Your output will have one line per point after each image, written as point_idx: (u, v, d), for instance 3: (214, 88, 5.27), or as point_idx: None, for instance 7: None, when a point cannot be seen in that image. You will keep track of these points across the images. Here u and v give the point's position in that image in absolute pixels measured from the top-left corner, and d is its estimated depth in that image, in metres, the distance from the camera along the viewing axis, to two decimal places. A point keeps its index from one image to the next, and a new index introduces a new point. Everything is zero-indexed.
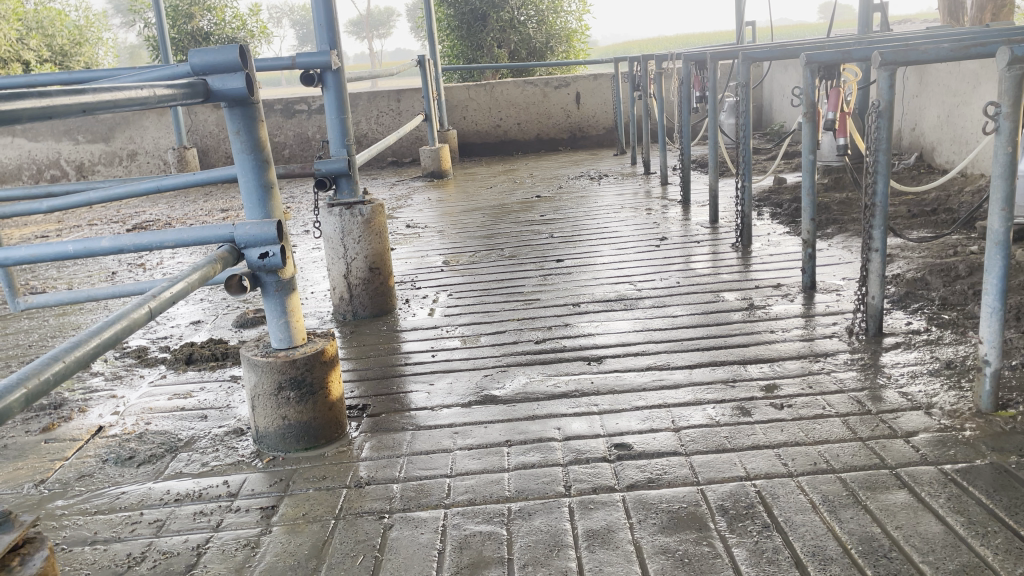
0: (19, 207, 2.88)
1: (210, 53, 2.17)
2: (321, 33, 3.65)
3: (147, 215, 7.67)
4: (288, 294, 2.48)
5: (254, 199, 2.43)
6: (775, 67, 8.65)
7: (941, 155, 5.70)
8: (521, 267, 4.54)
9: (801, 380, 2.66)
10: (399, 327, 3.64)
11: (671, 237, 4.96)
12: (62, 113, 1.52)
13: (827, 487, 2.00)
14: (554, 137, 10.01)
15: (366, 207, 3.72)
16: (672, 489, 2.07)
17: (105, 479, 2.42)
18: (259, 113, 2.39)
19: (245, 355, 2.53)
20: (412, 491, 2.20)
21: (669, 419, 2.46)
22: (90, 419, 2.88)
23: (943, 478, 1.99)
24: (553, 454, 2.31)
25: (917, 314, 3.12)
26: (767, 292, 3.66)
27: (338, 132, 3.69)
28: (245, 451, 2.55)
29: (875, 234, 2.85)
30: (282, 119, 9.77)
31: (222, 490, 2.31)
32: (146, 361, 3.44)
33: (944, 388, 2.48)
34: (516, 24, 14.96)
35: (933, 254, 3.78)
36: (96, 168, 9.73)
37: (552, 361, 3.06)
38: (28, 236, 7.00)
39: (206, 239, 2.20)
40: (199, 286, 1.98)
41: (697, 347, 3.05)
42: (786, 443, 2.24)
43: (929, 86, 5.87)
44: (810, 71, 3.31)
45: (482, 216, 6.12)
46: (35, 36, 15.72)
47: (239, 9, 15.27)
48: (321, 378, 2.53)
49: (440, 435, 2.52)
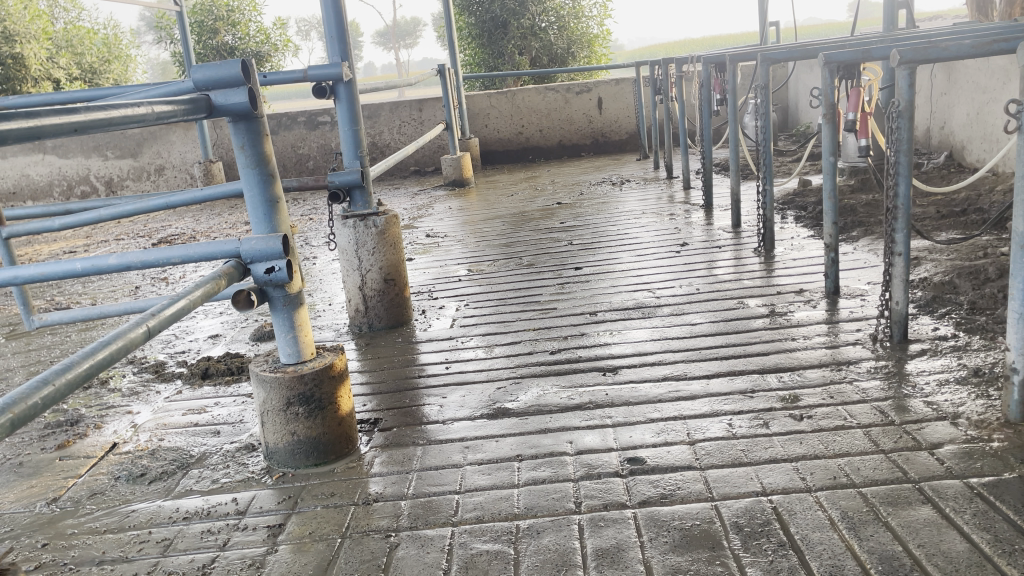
0: (33, 225, 2.90)
1: (211, 68, 2.15)
2: (331, 45, 3.64)
3: (173, 229, 7.75)
4: (296, 310, 2.46)
5: (261, 213, 2.41)
6: (800, 67, 8.51)
7: (972, 154, 5.55)
8: (539, 276, 4.49)
9: (822, 391, 2.58)
10: (415, 339, 3.61)
11: (692, 242, 4.88)
12: (52, 133, 1.50)
13: (846, 503, 1.93)
14: (577, 143, 9.95)
15: (380, 218, 3.70)
16: (685, 505, 2.01)
17: (116, 497, 2.41)
18: (264, 128, 2.37)
19: (254, 370, 2.51)
20: (420, 508, 2.16)
21: (684, 432, 2.40)
22: (105, 435, 2.89)
23: (969, 492, 1.91)
24: (565, 469, 2.26)
25: (945, 319, 3.02)
26: (789, 298, 3.57)
27: (351, 143, 3.68)
28: (256, 468, 2.53)
29: (898, 237, 2.76)
30: (306, 130, 9.84)
31: (231, 508, 2.29)
32: (163, 376, 3.45)
33: (971, 397, 2.39)
34: (536, 30, 14.96)
35: (962, 256, 3.66)
36: (125, 183, 9.87)
37: (568, 372, 3.01)
38: (57, 251, 7.11)
39: (212, 255, 2.18)
40: (202, 303, 1.96)
41: (716, 356, 2.98)
42: (805, 456, 2.17)
43: (958, 83, 5.72)
44: (828, 71, 3.22)
45: (502, 224, 6.09)
46: (64, 55, 16.05)
47: (263, 23, 15.44)
48: (330, 393, 2.50)
49: (450, 450, 2.48)
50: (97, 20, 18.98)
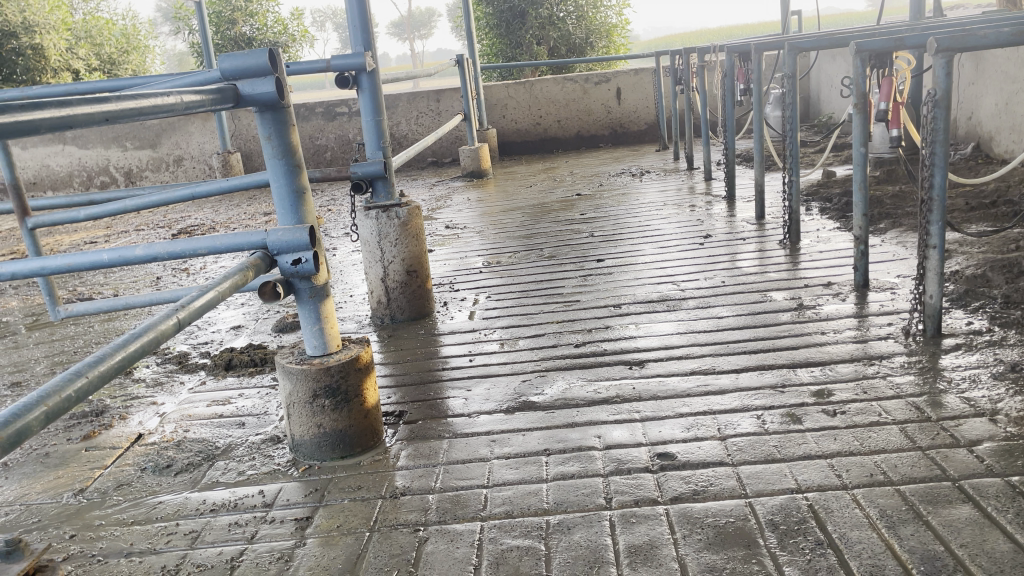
0: (59, 216, 2.89)
1: (239, 57, 2.13)
2: (355, 36, 3.62)
3: (192, 220, 7.77)
4: (322, 301, 2.44)
5: (287, 204, 2.39)
6: (823, 57, 8.40)
7: (1001, 144, 5.46)
8: (561, 267, 4.46)
9: (854, 385, 2.54)
10: (437, 331, 3.59)
11: (716, 234, 4.82)
12: (83, 122, 1.48)
13: (884, 501, 1.89)
14: (595, 133, 9.89)
15: (402, 210, 3.68)
16: (718, 502, 1.98)
17: (143, 489, 2.41)
18: (290, 118, 2.35)
19: (279, 362, 2.50)
20: (449, 502, 2.14)
21: (715, 427, 2.36)
22: (131, 426, 2.89)
23: (1011, 491, 1.86)
24: (594, 464, 2.24)
25: (979, 313, 2.96)
26: (817, 291, 3.52)
27: (373, 134, 3.66)
28: (281, 460, 2.52)
29: (932, 229, 2.71)
30: (324, 121, 9.83)
31: (258, 500, 2.28)
32: (187, 367, 3.45)
33: (1009, 393, 2.34)
34: (555, 20, 14.86)
35: (994, 250, 3.60)
36: (144, 174, 9.90)
37: (593, 365, 2.98)
38: (78, 241, 7.14)
39: (239, 246, 2.16)
40: (230, 294, 1.95)
41: (744, 350, 2.94)
42: (840, 453, 2.13)
43: (986, 73, 5.60)
44: (860, 60, 3.16)
45: (522, 216, 6.05)
46: (84, 46, 16.14)
47: (281, 13, 15.44)
48: (356, 386, 2.48)
49: (477, 443, 2.46)
50: (115, 10, 19.04)
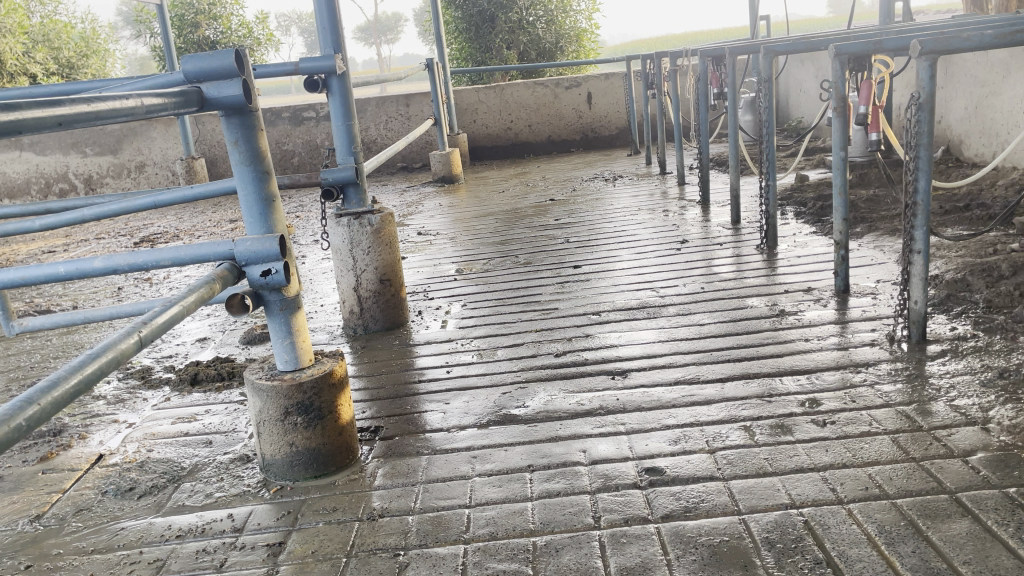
0: (11, 227, 2.73)
1: (202, 59, 2.02)
2: (324, 37, 3.50)
3: (155, 228, 7.57)
4: (293, 314, 2.33)
5: (255, 212, 2.27)
6: (791, 61, 8.45)
7: (970, 148, 5.51)
8: (537, 274, 4.38)
9: (842, 394, 2.48)
10: (412, 342, 3.48)
11: (692, 239, 4.78)
12: (34, 128, 1.36)
13: (882, 515, 1.83)
14: (567, 138, 9.85)
15: (375, 217, 3.57)
16: (711, 519, 1.91)
17: (104, 514, 2.28)
18: (259, 122, 2.24)
19: (248, 379, 2.38)
20: (430, 524, 2.04)
21: (703, 440, 2.30)
22: (91, 446, 2.75)
23: (1010, 503, 1.82)
24: (580, 481, 2.15)
25: (962, 318, 2.94)
26: (797, 296, 3.48)
27: (344, 139, 3.55)
28: (251, 481, 2.40)
29: (917, 234, 2.67)
30: (290, 126, 9.66)
31: (226, 524, 2.16)
32: (150, 383, 3.30)
33: (999, 401, 2.30)
34: (525, 24, 14.82)
35: (972, 253, 3.60)
36: (105, 181, 9.64)
37: (574, 376, 2.90)
38: (35, 251, 6.90)
39: (205, 256, 2.05)
40: (196, 308, 1.84)
41: (728, 358, 2.89)
42: (833, 465, 2.07)
43: (954, 77, 5.65)
44: (839, 63, 3.12)
45: (495, 221, 5.97)
46: (41, 49, 15.72)
47: (245, 16, 15.17)
48: (330, 402, 2.37)
49: (457, 460, 2.37)
50: (74, 14, 18.61)
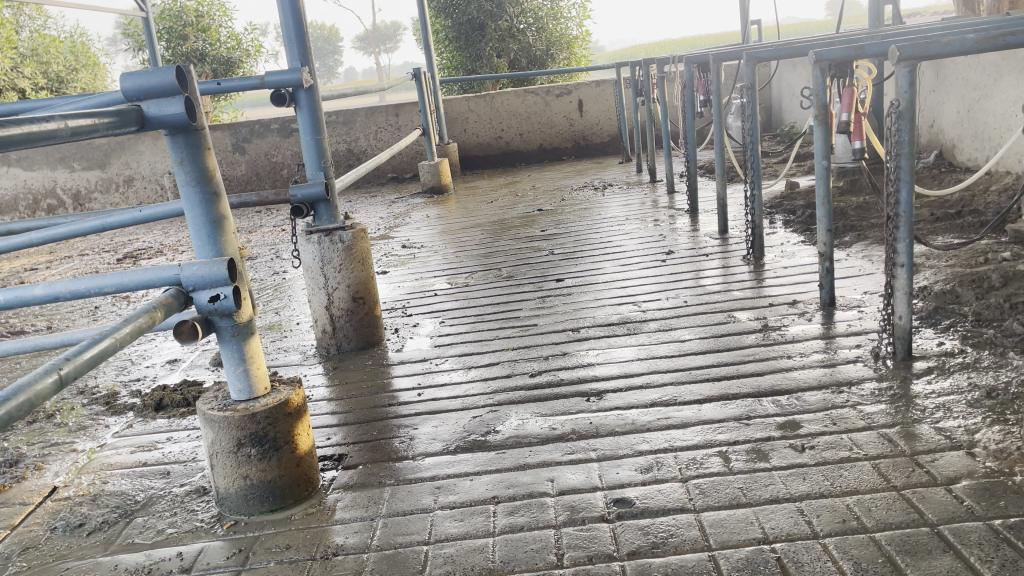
0: None
1: (142, 75, 1.93)
2: (291, 50, 3.41)
3: (140, 243, 7.49)
4: (246, 340, 2.23)
5: (204, 235, 2.18)
6: (782, 66, 8.35)
7: (963, 152, 5.40)
8: (519, 288, 4.29)
9: (824, 416, 2.37)
10: (386, 361, 3.38)
11: (678, 250, 4.67)
12: None
13: (859, 551, 1.73)
14: (558, 146, 9.76)
15: (346, 233, 3.47)
16: (679, 556, 1.80)
17: (50, 553, 2.17)
18: (206, 141, 2.14)
19: (200, 409, 2.28)
20: (386, 562, 1.94)
21: (677, 467, 2.19)
22: (45, 478, 2.64)
23: (995, 537, 1.71)
24: (545, 514, 2.04)
25: (950, 332, 2.84)
26: (782, 310, 3.38)
27: (314, 154, 3.46)
28: (205, 515, 2.29)
29: (900, 247, 2.56)
30: (280, 138, 9.59)
31: (175, 564, 2.06)
32: (114, 409, 3.19)
33: (986, 423, 2.19)
34: (514, 32, 14.78)
35: (961, 263, 3.50)
36: (92, 195, 9.56)
37: (549, 398, 2.79)
38: (17, 269, 6.80)
39: (149, 282, 1.96)
40: (132, 339, 1.75)
41: (707, 377, 2.78)
42: (809, 495, 1.96)
43: (945, 80, 5.55)
44: (820, 69, 3.01)
45: (481, 233, 5.88)
46: (30, 64, 15.62)
47: (234, 28, 15.09)
48: (285, 432, 2.27)
49: (420, 491, 2.26)
50: (62, 28, 18.56)
